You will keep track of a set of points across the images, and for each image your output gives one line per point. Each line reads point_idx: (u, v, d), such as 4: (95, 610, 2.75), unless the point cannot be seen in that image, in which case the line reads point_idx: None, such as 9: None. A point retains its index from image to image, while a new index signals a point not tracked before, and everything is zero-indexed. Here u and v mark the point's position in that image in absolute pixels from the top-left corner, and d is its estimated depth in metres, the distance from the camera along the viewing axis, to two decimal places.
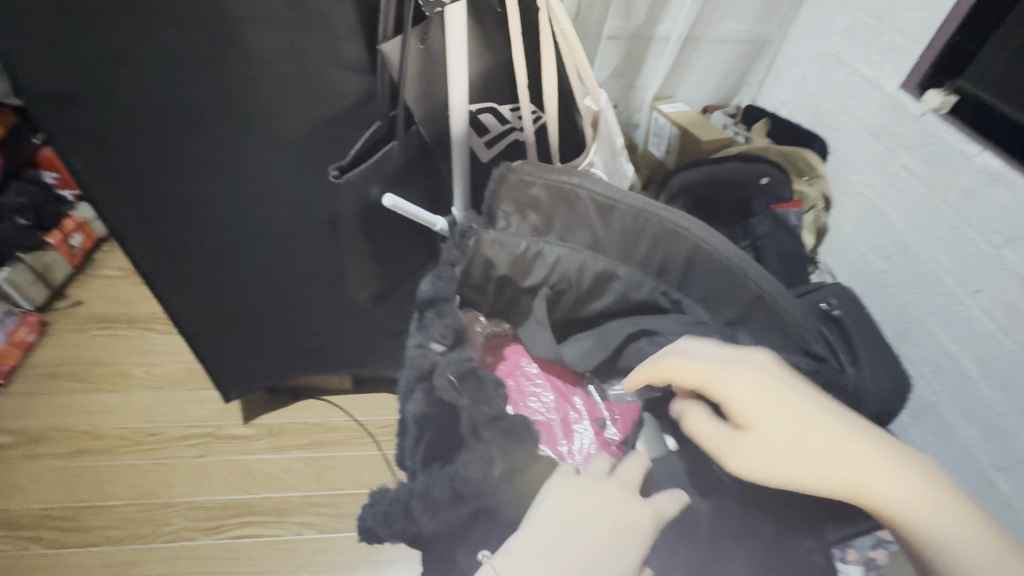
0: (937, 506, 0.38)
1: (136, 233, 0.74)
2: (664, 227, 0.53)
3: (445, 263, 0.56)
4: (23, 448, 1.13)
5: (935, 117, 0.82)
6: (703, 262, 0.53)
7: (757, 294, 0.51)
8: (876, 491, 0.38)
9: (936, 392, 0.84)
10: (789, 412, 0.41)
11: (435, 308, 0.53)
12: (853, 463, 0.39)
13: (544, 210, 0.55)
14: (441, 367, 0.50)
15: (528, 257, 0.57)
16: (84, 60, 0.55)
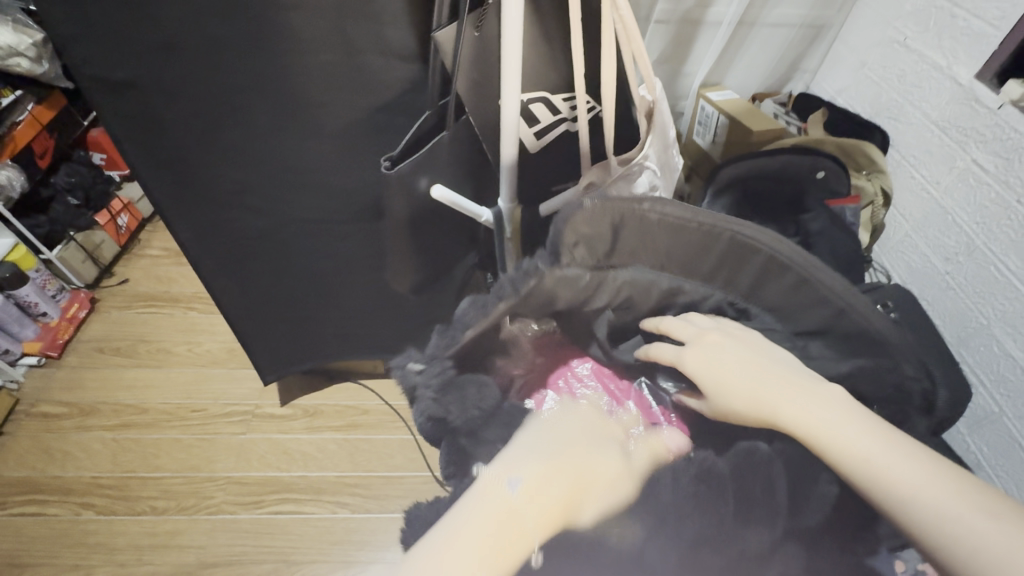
0: (908, 458, 0.36)
1: (183, 217, 0.74)
2: (739, 243, 0.48)
3: (492, 298, 0.47)
4: (75, 419, 1.18)
5: (1014, 110, 0.76)
6: (782, 277, 0.49)
7: (842, 309, 0.48)
8: (834, 444, 0.37)
9: (998, 402, 0.83)
10: (756, 384, 0.43)
11: (449, 331, 0.48)
12: (811, 418, 0.39)
13: (607, 240, 0.50)
14: (422, 385, 0.46)
15: (591, 285, 0.52)
16: (138, 46, 0.55)
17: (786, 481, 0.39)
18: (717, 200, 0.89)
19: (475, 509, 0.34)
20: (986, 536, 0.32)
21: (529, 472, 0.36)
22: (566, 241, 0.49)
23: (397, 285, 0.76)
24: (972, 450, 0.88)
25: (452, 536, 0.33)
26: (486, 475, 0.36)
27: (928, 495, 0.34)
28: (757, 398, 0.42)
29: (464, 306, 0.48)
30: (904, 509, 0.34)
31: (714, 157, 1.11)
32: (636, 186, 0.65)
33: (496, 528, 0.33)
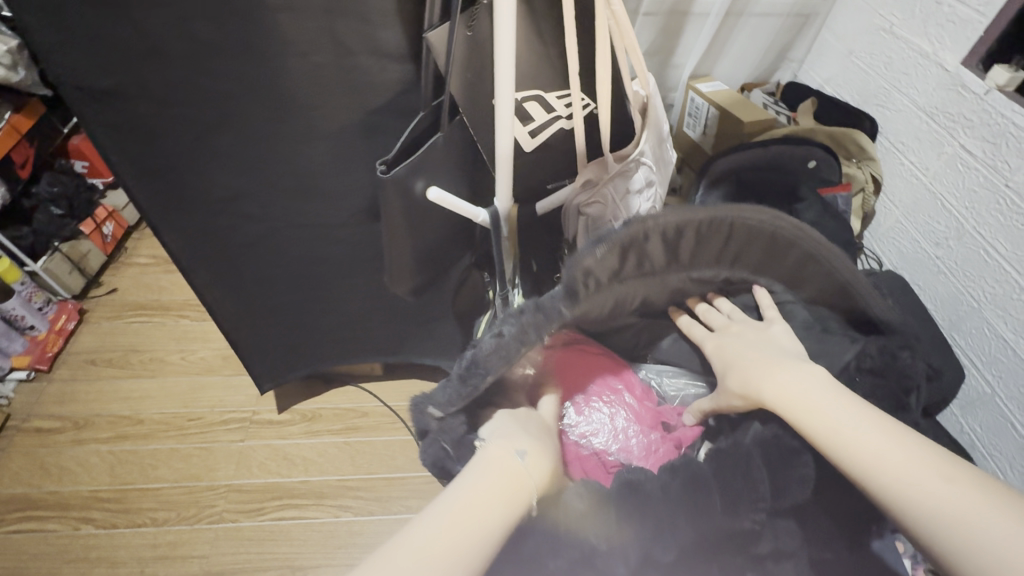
0: (876, 430, 0.40)
1: (173, 227, 0.73)
2: (743, 227, 0.50)
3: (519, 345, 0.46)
4: (70, 433, 1.17)
5: (1001, 95, 0.77)
6: (788, 249, 0.52)
7: (844, 277, 0.53)
8: (809, 417, 0.43)
9: (991, 383, 0.84)
10: (751, 367, 0.51)
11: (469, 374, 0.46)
12: (791, 393, 0.45)
13: (617, 264, 0.50)
14: (437, 434, 0.50)
15: (608, 301, 0.54)
16: (123, 55, 0.53)
17: (762, 458, 0.46)
18: (712, 192, 0.89)
19: (493, 468, 0.43)
20: (942, 495, 0.35)
21: (525, 449, 0.47)
22: (578, 279, 0.48)
23: (396, 288, 0.76)
24: (966, 431, 0.89)
25: (475, 485, 0.41)
26: (494, 447, 0.45)
27: (891, 459, 0.38)
28: (751, 377, 0.50)
29: (483, 351, 0.46)
30: (871, 475, 0.38)
31: (705, 148, 1.12)
32: (632, 182, 0.66)
33: (512, 482, 0.43)
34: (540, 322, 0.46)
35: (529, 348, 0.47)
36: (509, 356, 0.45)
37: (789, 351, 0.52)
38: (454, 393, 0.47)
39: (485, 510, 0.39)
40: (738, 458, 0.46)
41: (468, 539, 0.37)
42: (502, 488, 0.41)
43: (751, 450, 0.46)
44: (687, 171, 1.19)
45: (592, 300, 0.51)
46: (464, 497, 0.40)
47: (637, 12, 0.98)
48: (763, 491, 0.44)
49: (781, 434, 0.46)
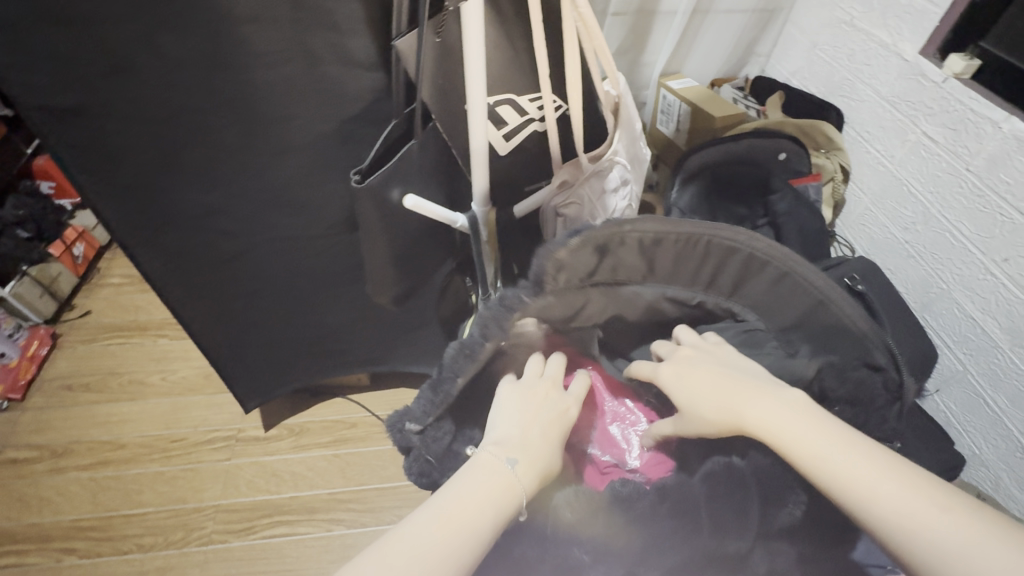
0: (866, 458, 0.41)
1: (146, 247, 0.71)
2: (718, 248, 0.51)
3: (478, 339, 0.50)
4: (48, 462, 1.13)
5: (958, 83, 0.80)
6: (762, 274, 0.53)
7: (821, 303, 0.52)
8: (798, 448, 0.43)
9: (963, 361, 0.87)
10: (729, 390, 0.49)
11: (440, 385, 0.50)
12: (776, 421, 0.45)
13: (589, 266, 0.52)
14: (419, 449, 0.51)
15: (576, 302, 0.56)
16: (85, 73, 0.52)
17: (756, 485, 0.49)
18: (686, 188, 0.91)
19: (485, 481, 0.43)
20: (935, 523, 0.37)
21: (518, 457, 0.46)
22: (548, 271, 0.51)
23: (378, 297, 0.76)
24: (942, 409, 0.92)
25: (463, 497, 0.41)
26: (485, 455, 0.45)
27: (884, 489, 0.39)
28: (731, 401, 0.48)
29: (449, 355, 0.51)
30: (864, 503, 0.39)
31: (679, 144, 1.14)
32: (607, 181, 0.67)
33: (500, 491, 0.43)
34: (501, 315, 0.50)
35: (495, 343, 0.51)
36: (473, 353, 0.50)
37: (756, 371, 0.50)
38: (425, 403, 0.50)
39: (472, 521, 0.40)
40: (732, 482, 0.49)
41: (449, 549, 0.37)
42: (490, 503, 0.42)
43: (742, 473, 0.50)
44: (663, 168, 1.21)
45: (559, 294, 0.53)
46: (452, 509, 0.40)
47: (605, 13, 0.99)
48: (753, 516, 0.48)
49: (776, 465, 0.48)
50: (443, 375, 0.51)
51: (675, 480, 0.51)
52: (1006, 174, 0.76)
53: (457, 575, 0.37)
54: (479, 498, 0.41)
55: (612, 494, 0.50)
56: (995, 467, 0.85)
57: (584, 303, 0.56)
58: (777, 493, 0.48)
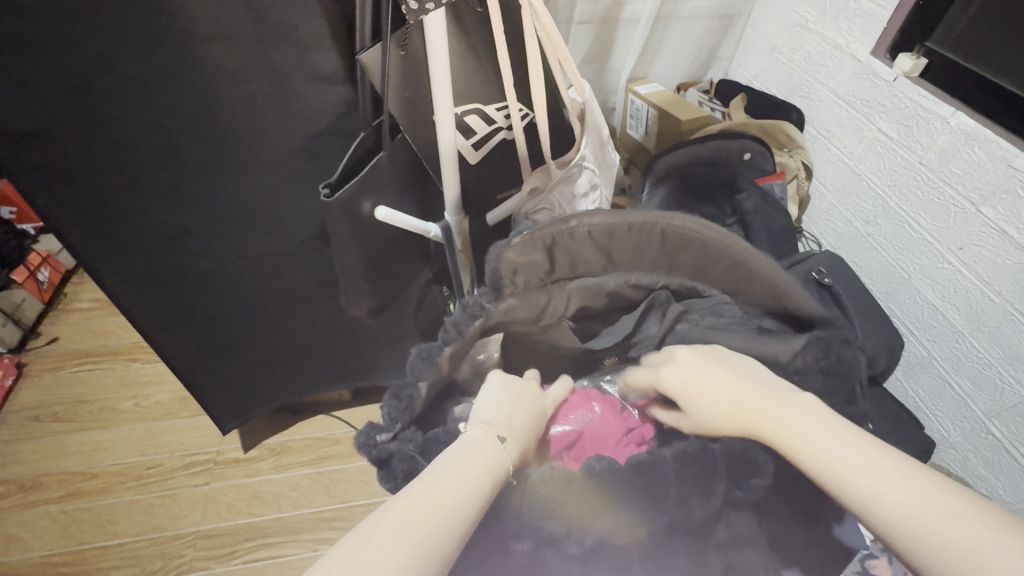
0: (876, 461, 0.41)
1: (112, 268, 0.69)
2: (675, 236, 0.51)
3: (435, 342, 0.51)
4: (16, 497, 1.09)
5: (907, 81, 0.84)
6: (721, 260, 0.53)
7: (777, 288, 0.54)
8: (809, 453, 0.44)
9: (927, 347, 0.90)
10: (736, 403, 0.51)
11: (405, 389, 0.50)
12: (789, 426, 0.46)
13: (545, 263, 0.52)
14: (398, 454, 0.47)
15: (540, 300, 0.57)
16: (40, 96, 0.51)
17: (725, 465, 0.49)
18: (657, 189, 0.93)
19: (480, 448, 0.45)
20: (941, 530, 0.36)
21: (505, 435, 0.49)
22: (503, 276, 0.51)
23: (354, 311, 0.75)
24: (910, 395, 0.95)
25: (464, 466, 0.43)
26: (477, 432, 0.47)
27: (897, 497, 0.38)
28: (739, 401, 0.51)
29: (410, 362, 0.50)
30: (869, 500, 0.40)
31: (649, 148, 1.16)
32: (576, 186, 0.68)
33: (494, 457, 0.45)
34: (465, 319, 0.51)
35: (455, 347, 0.51)
36: (435, 357, 0.50)
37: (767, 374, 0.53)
38: (391, 409, 0.49)
39: (473, 481, 0.42)
40: (702, 461, 0.49)
41: (455, 505, 0.39)
42: (488, 466, 0.44)
43: (713, 454, 0.50)
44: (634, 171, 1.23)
45: (521, 297, 0.54)
46: (454, 471, 0.42)
47: (571, 21, 1.01)
48: (721, 485, 0.49)
49: (750, 450, 0.50)
50: (406, 382, 0.50)
51: (649, 455, 0.50)
52: (957, 167, 0.79)
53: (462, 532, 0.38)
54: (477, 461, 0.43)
55: (587, 470, 0.48)
56: (962, 448, 0.88)
57: (549, 301, 0.58)
58: (745, 468, 0.49)
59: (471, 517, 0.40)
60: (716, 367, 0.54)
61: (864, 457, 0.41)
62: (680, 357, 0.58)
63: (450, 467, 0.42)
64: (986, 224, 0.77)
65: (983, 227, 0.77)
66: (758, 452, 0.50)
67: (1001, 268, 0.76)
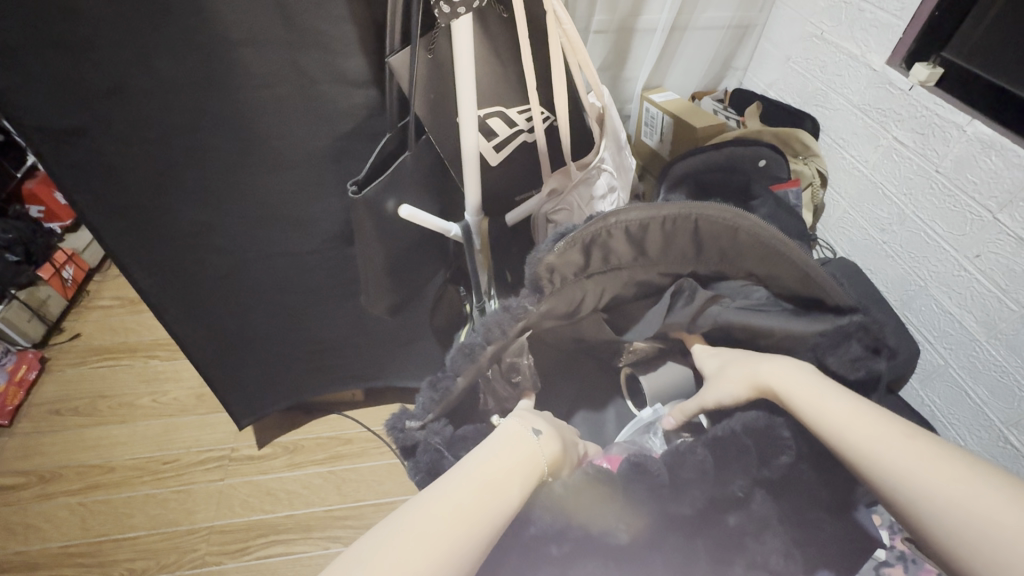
0: (847, 403, 0.48)
1: (142, 262, 0.72)
2: (706, 227, 0.53)
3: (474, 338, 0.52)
4: (35, 488, 1.11)
5: (923, 90, 0.84)
6: (752, 248, 0.54)
7: (807, 274, 0.55)
8: (792, 392, 0.51)
9: (943, 355, 0.90)
10: (746, 372, 0.57)
11: (437, 382, 0.52)
12: (778, 376, 0.53)
13: (581, 262, 0.53)
14: (423, 445, 0.50)
15: (575, 296, 0.57)
16: (84, 95, 0.54)
17: (754, 443, 0.52)
18: (674, 195, 0.94)
19: (514, 446, 0.46)
20: (898, 452, 0.42)
21: (541, 430, 0.50)
22: (543, 277, 0.52)
23: (373, 308, 0.77)
24: (926, 403, 0.94)
25: (492, 464, 0.44)
26: (512, 425, 0.49)
27: (860, 425, 0.46)
28: (752, 368, 0.56)
29: (450, 356, 0.52)
30: (849, 438, 0.46)
31: (663, 155, 1.17)
32: (593, 188, 0.69)
33: (524, 457, 0.46)
34: (505, 320, 0.51)
35: (496, 346, 0.52)
36: (474, 355, 0.51)
37: (770, 360, 0.55)
38: (426, 399, 0.51)
39: (497, 479, 0.42)
40: (736, 446, 0.52)
41: (479, 509, 0.39)
42: (518, 475, 0.44)
43: (740, 436, 0.53)
44: (648, 178, 1.25)
45: (558, 295, 0.55)
46: (481, 471, 0.43)
47: (588, 30, 1.04)
48: (751, 461, 0.52)
49: (772, 423, 0.52)
50: (442, 374, 0.52)
51: (683, 445, 0.54)
52: (973, 174, 0.79)
53: (491, 533, 0.39)
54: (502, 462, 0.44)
55: (631, 465, 0.51)
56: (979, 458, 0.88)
57: (585, 295, 0.58)
58: (770, 446, 0.52)
59: (495, 526, 0.40)
60: (734, 352, 0.62)
61: (837, 396, 0.48)
62: (719, 351, 0.64)
63: (479, 467, 0.43)
64: (1003, 232, 0.77)
65: (1000, 236, 0.77)
66: (779, 425, 0.52)
67: (1018, 276, 0.76)
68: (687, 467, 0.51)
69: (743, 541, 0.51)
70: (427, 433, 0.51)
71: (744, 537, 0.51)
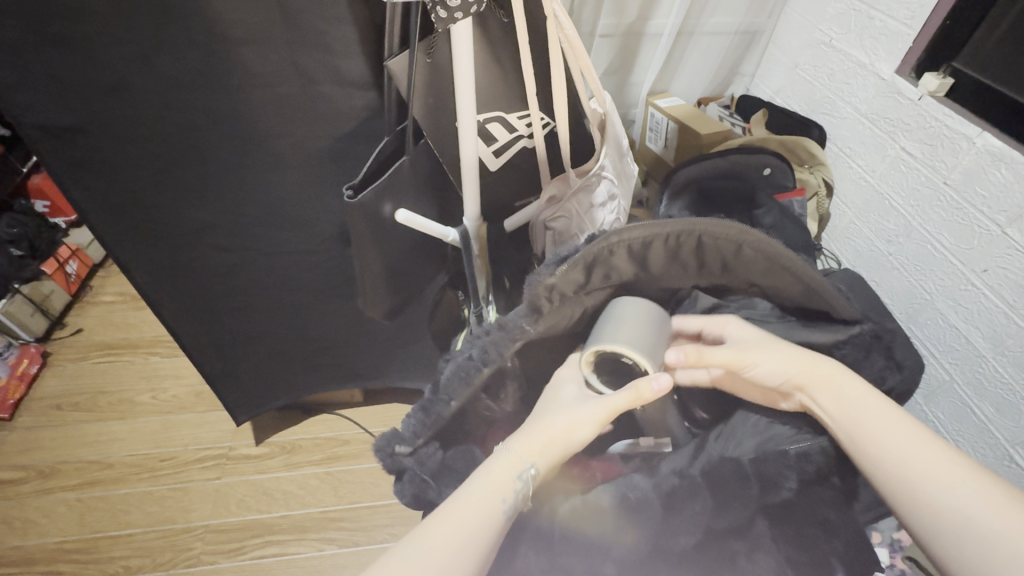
0: (879, 421, 0.45)
1: (139, 260, 0.72)
2: (711, 244, 0.50)
3: (474, 364, 0.50)
4: (34, 483, 1.11)
5: (933, 100, 0.83)
6: (755, 260, 0.50)
7: (812, 288, 0.51)
8: (836, 403, 0.47)
9: (949, 370, 0.88)
10: (808, 356, 0.49)
11: (427, 405, 0.51)
12: (834, 376, 0.48)
13: (582, 281, 0.51)
14: (413, 471, 0.51)
15: (573, 313, 0.54)
16: (84, 93, 0.54)
17: (753, 469, 0.47)
18: (676, 201, 0.93)
19: (489, 471, 0.44)
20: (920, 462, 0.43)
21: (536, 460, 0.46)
22: (541, 296, 0.50)
23: (370, 311, 0.76)
24: (930, 419, 0.93)
25: (468, 507, 0.42)
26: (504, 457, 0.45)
27: (888, 442, 0.44)
28: (832, 374, 0.48)
29: (445, 377, 0.51)
30: (875, 450, 0.45)
31: (668, 161, 1.16)
32: (594, 196, 0.68)
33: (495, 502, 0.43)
34: (501, 341, 0.50)
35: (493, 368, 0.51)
36: (469, 378, 0.49)
37: (823, 365, 0.49)
38: (416, 424, 0.51)
39: (469, 525, 0.41)
40: (734, 475, 0.47)
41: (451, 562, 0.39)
42: (495, 511, 0.43)
43: (740, 464, 0.47)
44: (653, 183, 1.23)
45: (556, 316, 0.52)
46: (462, 511, 0.42)
47: (593, 34, 1.03)
48: (751, 484, 0.46)
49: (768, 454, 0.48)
50: (433, 398, 0.51)
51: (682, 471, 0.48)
52: (981, 187, 0.78)
53: None
54: (473, 508, 0.42)
55: (621, 499, 0.47)
56: None
57: (584, 311, 0.56)
58: (772, 475, 0.47)
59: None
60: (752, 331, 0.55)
61: (874, 412, 0.45)
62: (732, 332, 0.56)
63: (456, 513, 0.42)
64: (1013, 248, 0.75)
65: (1009, 251, 0.76)
66: (792, 461, 0.47)
67: None
68: (682, 494, 0.46)
69: (734, 559, 0.45)
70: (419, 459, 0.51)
71: (736, 556, 0.45)
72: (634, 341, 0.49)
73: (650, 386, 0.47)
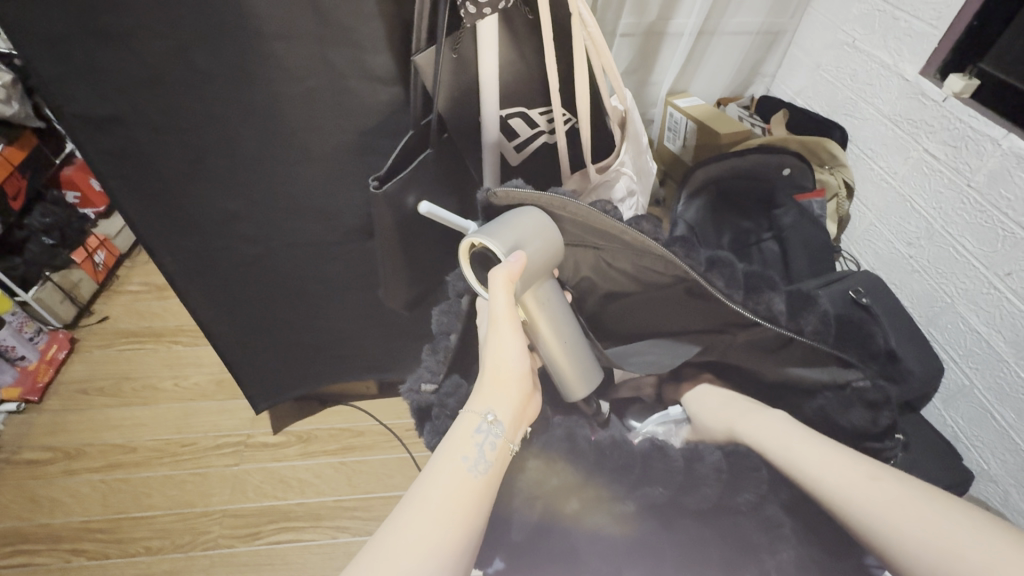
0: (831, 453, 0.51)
1: (167, 246, 0.74)
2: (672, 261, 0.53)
3: (454, 295, 0.58)
4: (61, 464, 1.15)
5: (958, 102, 0.82)
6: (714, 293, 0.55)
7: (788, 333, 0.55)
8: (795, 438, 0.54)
9: (969, 374, 0.87)
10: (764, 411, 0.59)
11: (432, 344, 0.57)
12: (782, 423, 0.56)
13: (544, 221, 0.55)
14: (436, 407, 0.54)
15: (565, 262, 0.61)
16: (122, 84, 0.57)
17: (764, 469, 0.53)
18: (692, 202, 0.94)
19: (452, 436, 0.45)
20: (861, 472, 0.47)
21: (496, 412, 0.47)
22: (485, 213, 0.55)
23: (390, 302, 0.78)
24: (949, 424, 0.92)
25: (443, 478, 0.42)
26: (463, 421, 0.46)
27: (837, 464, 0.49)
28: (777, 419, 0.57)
29: (436, 318, 0.58)
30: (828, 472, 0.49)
31: (685, 160, 1.16)
32: (614, 191, 0.70)
33: (459, 479, 0.42)
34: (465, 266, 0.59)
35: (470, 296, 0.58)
36: (453, 308, 0.57)
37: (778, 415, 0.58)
38: (431, 362, 0.56)
39: (450, 496, 0.41)
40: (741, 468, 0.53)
41: (432, 532, 0.39)
42: (460, 472, 0.43)
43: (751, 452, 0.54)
44: (670, 183, 1.23)
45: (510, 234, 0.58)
46: (435, 487, 0.42)
47: (614, 33, 1.04)
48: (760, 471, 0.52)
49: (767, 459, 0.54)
50: (438, 338, 0.58)
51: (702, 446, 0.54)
52: (1006, 189, 0.77)
53: (454, 551, 0.39)
54: (442, 480, 0.42)
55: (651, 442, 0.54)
56: (1003, 481, 0.85)
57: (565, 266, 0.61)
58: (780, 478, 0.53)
59: (458, 545, 0.39)
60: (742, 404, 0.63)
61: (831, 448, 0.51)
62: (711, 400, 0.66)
63: (428, 490, 0.42)
64: None
65: None
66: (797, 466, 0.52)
67: None
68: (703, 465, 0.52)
69: (754, 549, 0.49)
70: (442, 395, 0.55)
71: (757, 548, 0.49)
72: (493, 229, 0.49)
73: (510, 261, 0.48)
